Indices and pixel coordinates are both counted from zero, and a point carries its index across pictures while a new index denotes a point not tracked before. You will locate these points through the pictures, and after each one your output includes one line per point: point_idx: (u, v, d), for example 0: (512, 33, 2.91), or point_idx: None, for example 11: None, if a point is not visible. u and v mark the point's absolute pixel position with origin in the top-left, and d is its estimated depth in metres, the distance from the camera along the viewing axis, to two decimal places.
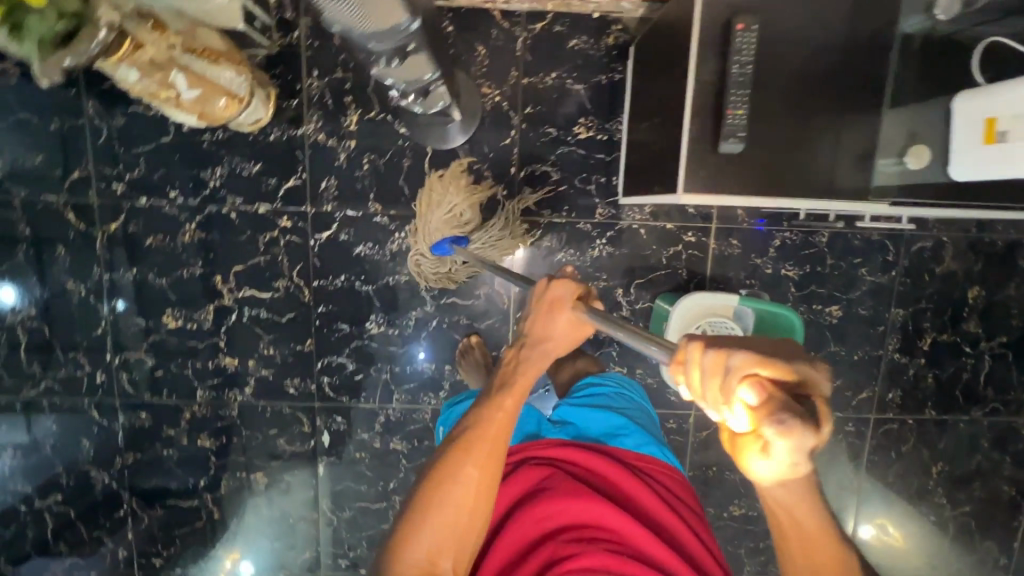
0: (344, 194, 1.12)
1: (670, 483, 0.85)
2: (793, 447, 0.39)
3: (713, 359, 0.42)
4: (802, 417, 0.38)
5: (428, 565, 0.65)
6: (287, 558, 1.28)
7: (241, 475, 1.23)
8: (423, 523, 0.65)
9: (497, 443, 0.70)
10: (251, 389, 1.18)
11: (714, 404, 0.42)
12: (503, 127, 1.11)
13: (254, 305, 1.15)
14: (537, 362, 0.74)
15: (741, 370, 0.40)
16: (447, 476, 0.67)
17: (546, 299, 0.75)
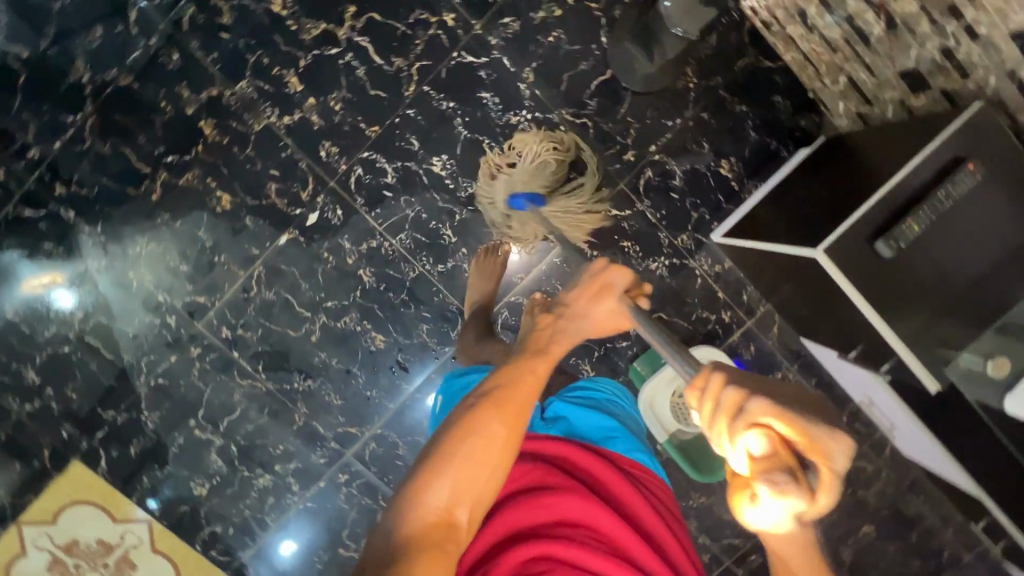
0: (511, 44, 1.08)
1: (657, 491, 0.88)
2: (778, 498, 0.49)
3: (733, 399, 0.54)
4: (796, 484, 0.49)
5: (443, 513, 0.63)
6: (178, 289, 1.15)
7: (207, 182, 1.10)
8: (448, 469, 0.65)
9: (527, 403, 0.71)
10: (288, 121, 1.09)
11: (718, 437, 0.54)
12: (673, 111, 1.12)
13: (358, 58, 1.07)
14: (569, 337, 0.79)
15: (752, 417, 0.52)
16: (480, 428, 0.68)
17: (595, 279, 0.80)
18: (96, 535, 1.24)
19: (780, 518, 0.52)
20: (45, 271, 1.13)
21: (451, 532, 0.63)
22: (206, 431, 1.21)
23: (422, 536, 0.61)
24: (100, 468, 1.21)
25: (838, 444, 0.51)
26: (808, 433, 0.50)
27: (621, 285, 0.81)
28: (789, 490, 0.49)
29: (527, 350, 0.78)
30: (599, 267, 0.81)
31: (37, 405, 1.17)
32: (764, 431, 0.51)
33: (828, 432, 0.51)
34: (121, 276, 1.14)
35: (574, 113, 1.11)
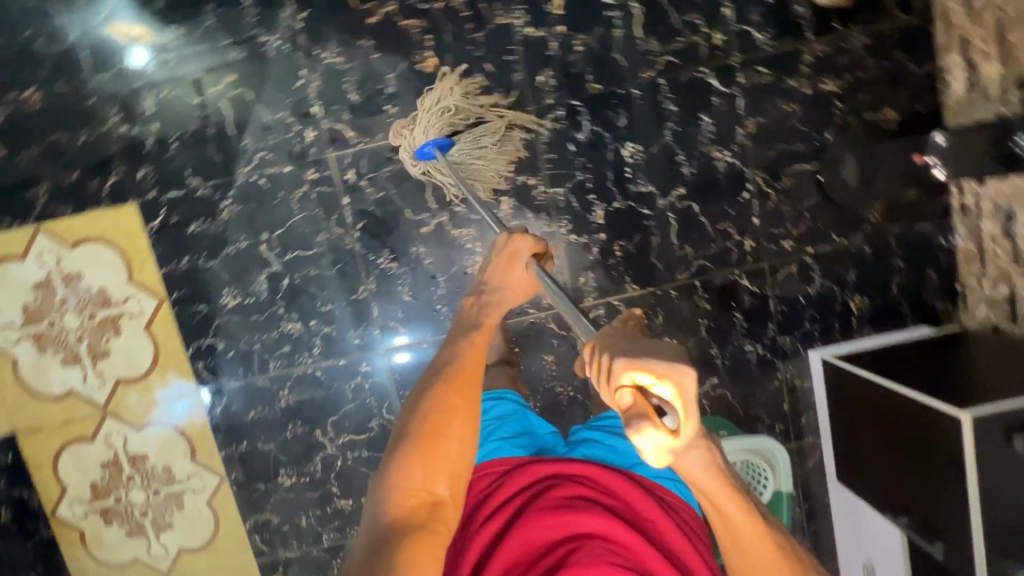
0: (753, 91, 1.11)
1: (684, 514, 0.83)
2: (655, 435, 0.49)
3: (605, 362, 0.54)
4: (652, 422, 0.49)
5: (426, 492, 0.69)
6: (333, 111, 1.10)
7: (424, 38, 1.08)
8: (416, 453, 0.70)
9: (474, 377, 0.77)
10: (529, 32, 1.08)
11: (607, 398, 0.54)
12: (845, 230, 1.16)
13: (623, 20, 1.08)
14: (498, 309, 0.89)
15: (619, 371, 0.52)
16: (433, 413, 0.73)
17: (505, 251, 0.90)
18: (103, 283, 1.15)
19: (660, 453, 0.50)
20: (137, 23, 1.08)
21: (434, 510, 0.69)
22: (270, 252, 1.14)
23: (409, 515, 0.67)
24: (151, 226, 1.13)
25: (686, 376, 0.50)
26: (659, 370, 0.50)
27: (528, 250, 0.90)
28: (648, 430, 0.49)
29: (461, 328, 0.86)
30: (504, 240, 0.90)
31: (134, 133, 1.11)
32: (626, 380, 0.52)
33: (664, 365, 0.49)
34: (291, 68, 1.09)
35: (765, 181, 1.14)
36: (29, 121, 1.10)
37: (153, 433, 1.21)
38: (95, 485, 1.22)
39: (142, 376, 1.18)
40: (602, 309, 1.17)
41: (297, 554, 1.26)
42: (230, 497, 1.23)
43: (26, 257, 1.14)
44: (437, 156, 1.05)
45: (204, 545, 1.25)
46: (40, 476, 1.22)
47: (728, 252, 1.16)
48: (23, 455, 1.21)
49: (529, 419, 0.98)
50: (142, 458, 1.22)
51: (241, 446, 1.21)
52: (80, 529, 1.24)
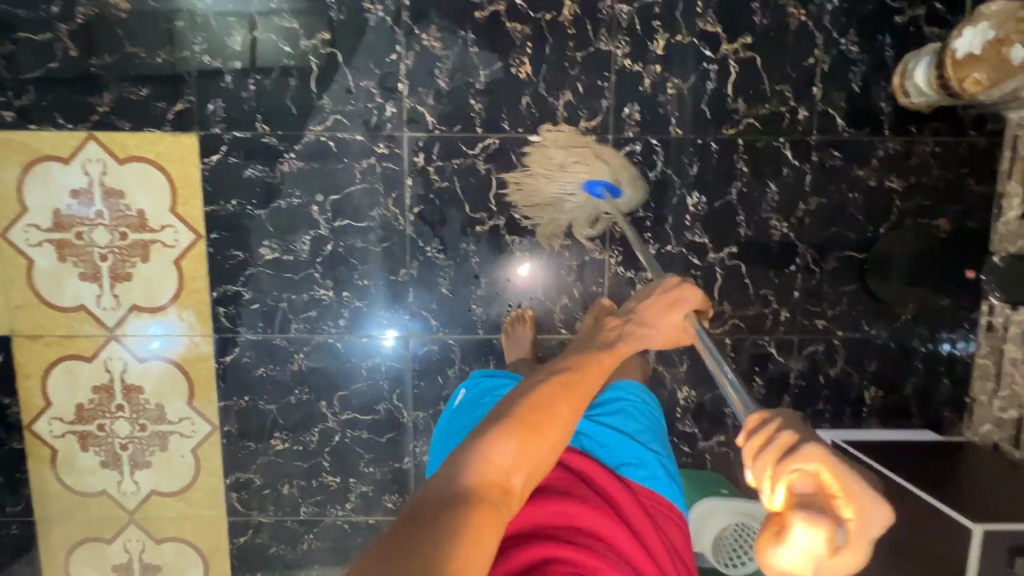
0: (822, 171, 1.14)
1: (672, 527, 0.81)
2: (808, 545, 0.38)
3: (785, 438, 0.42)
4: (827, 521, 0.38)
5: (504, 474, 0.59)
6: (418, 93, 1.10)
7: (525, 45, 1.09)
8: (513, 434, 0.60)
9: (593, 395, 0.66)
10: (627, 65, 1.10)
11: (755, 476, 0.42)
12: (876, 322, 1.19)
13: (718, 75, 1.11)
14: (636, 345, 0.71)
15: (800, 455, 0.40)
16: (544, 404, 0.63)
17: (669, 294, 0.74)
18: (143, 206, 1.12)
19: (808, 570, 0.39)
20: None
21: (505, 495, 0.59)
22: (320, 214, 1.13)
23: (481, 490, 0.56)
24: (207, 160, 1.11)
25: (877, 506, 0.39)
26: (848, 479, 0.39)
27: (689, 304, 0.75)
28: (817, 527, 0.38)
29: (586, 346, 0.72)
30: (671, 283, 0.75)
31: (214, 65, 1.09)
32: (804, 472, 0.40)
33: (857, 483, 0.39)
34: (387, 41, 1.08)
35: (813, 259, 1.17)
36: (111, 28, 1.07)
37: (154, 367, 1.17)
38: (81, 406, 1.18)
39: (158, 308, 1.15)
40: None
41: (271, 520, 1.23)
42: (216, 449, 1.20)
43: (71, 161, 1.10)
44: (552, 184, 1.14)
45: (177, 491, 1.21)
46: (24, 386, 1.17)
47: (763, 318, 1.18)
48: (13, 360, 1.16)
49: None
50: (136, 390, 1.18)
51: (242, 401, 1.18)
52: (52, 449, 1.19)
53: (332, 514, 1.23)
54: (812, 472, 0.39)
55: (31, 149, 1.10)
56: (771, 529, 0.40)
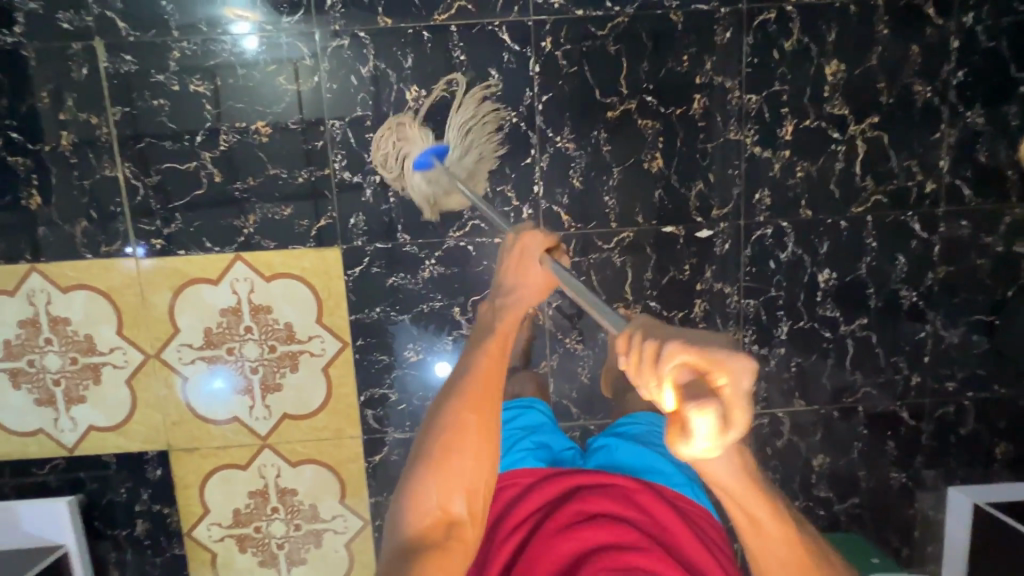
0: (949, 240, 1.16)
1: (710, 529, 0.81)
2: (707, 429, 0.43)
3: (650, 347, 0.45)
4: (714, 408, 0.43)
5: (443, 510, 0.69)
6: (554, 193, 1.12)
7: (657, 139, 1.11)
8: (432, 472, 0.70)
9: (493, 391, 0.76)
10: (757, 152, 1.12)
11: (647, 389, 0.46)
12: (1006, 382, 1.21)
13: (846, 155, 1.12)
14: (517, 310, 0.85)
15: (670, 357, 0.44)
16: (449, 425, 0.73)
17: (515, 251, 0.85)
18: (290, 319, 1.15)
19: (710, 447, 0.44)
20: (353, 75, 1.08)
21: (451, 526, 0.68)
22: (463, 315, 1.16)
23: (427, 536, 0.67)
24: (351, 272, 1.14)
25: (744, 364, 0.43)
26: (711, 359, 0.43)
27: (539, 248, 0.85)
28: (706, 412, 0.42)
29: (480, 330, 0.86)
30: (518, 239, 0.85)
31: (355, 181, 1.11)
32: (677, 368, 0.44)
33: (717, 365, 0.43)
34: (522, 145, 1.11)
35: (943, 324, 1.19)
36: (251, 152, 1.10)
37: (308, 470, 1.21)
38: (238, 512, 1.22)
39: (308, 414, 1.18)
40: (766, 419, 1.22)
41: None
42: (369, 542, 1.24)
43: (220, 282, 1.14)
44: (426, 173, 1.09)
45: None
46: (184, 496, 1.21)
47: (895, 383, 1.21)
48: (172, 473, 1.20)
49: (551, 433, 1.00)
50: (291, 493, 1.22)
51: (392, 495, 1.22)
52: (213, 552, 1.23)
53: None
54: (687, 373, 0.44)
55: (182, 274, 1.13)
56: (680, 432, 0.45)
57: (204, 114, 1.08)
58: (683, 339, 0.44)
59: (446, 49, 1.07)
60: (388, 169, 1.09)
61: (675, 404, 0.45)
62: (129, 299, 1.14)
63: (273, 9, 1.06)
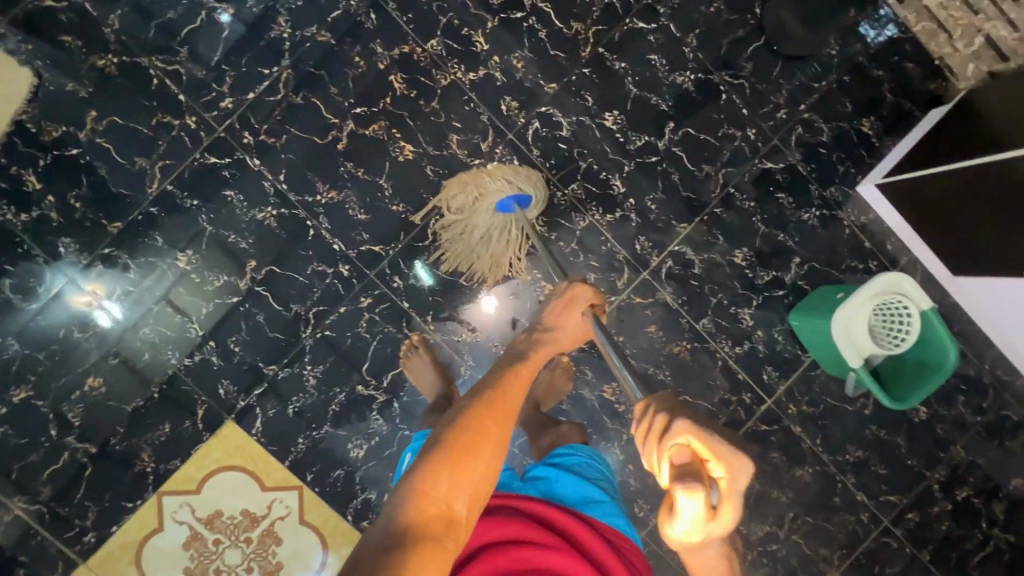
0: (676, 13, 1.19)
1: (633, 557, 0.82)
2: (689, 511, 0.47)
3: (658, 422, 0.53)
4: (702, 489, 0.47)
5: (445, 504, 0.58)
6: (354, 238, 1.15)
7: (392, 131, 1.14)
8: (443, 462, 0.60)
9: (519, 400, 0.69)
10: (473, 76, 1.16)
11: (650, 457, 0.53)
12: (821, 74, 1.22)
13: (540, 22, 1.16)
14: (549, 345, 0.83)
15: (674, 433, 0.51)
16: (471, 417, 0.64)
17: (565, 297, 0.87)
18: (241, 506, 1.16)
19: (690, 529, 0.48)
20: (128, 284, 1.12)
21: (450, 527, 0.57)
22: (369, 387, 1.17)
23: (423, 527, 0.56)
24: (254, 430, 1.15)
25: (735, 458, 0.48)
26: (709, 445, 0.49)
27: (584, 302, 0.87)
28: (690, 493, 0.47)
29: (508, 357, 0.80)
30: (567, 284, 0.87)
31: (198, 359, 1.14)
32: (678, 442, 0.51)
33: (712, 445, 0.49)
34: (298, 225, 1.14)
35: (731, 76, 1.21)
36: (102, 407, 1.12)
37: None
38: None
39: (318, 568, 1.17)
40: (669, 260, 1.22)
41: None
42: None
43: (165, 525, 1.14)
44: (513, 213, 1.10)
45: None
46: None
47: (740, 149, 1.22)
48: None
49: None
50: None
51: None
52: None
53: None
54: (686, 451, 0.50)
55: (130, 545, 1.13)
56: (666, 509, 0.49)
57: (42, 410, 1.11)
58: (688, 413, 0.52)
59: (179, 205, 1.12)
60: (458, 210, 1.12)
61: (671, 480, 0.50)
62: None
63: (27, 291, 1.10)
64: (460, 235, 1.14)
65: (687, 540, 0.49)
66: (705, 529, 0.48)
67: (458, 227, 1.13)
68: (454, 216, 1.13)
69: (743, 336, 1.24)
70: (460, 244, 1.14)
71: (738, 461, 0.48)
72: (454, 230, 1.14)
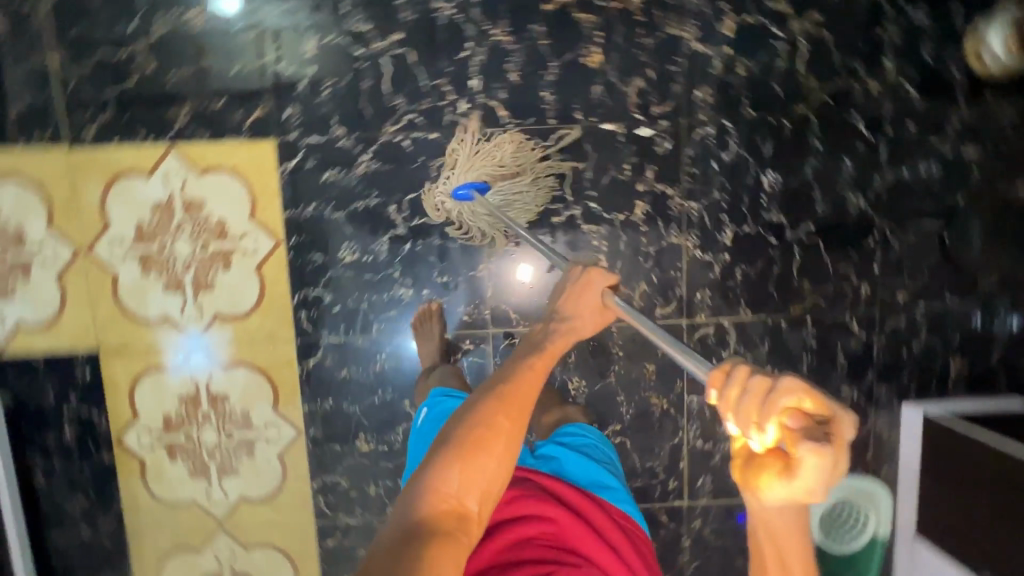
0: (895, 143, 1.14)
1: (639, 537, 0.79)
2: (817, 471, 0.44)
3: (759, 381, 0.47)
4: (831, 448, 0.44)
5: (456, 501, 0.63)
6: (491, 89, 1.11)
7: (596, 32, 1.10)
8: (455, 463, 0.64)
9: (530, 401, 0.69)
10: (697, 47, 1.11)
11: (747, 422, 0.47)
12: (958, 293, 1.18)
13: (788, 54, 1.12)
14: (564, 337, 0.75)
15: (786, 390, 0.46)
16: (483, 422, 0.66)
17: (581, 281, 0.79)
18: (222, 214, 1.14)
19: (810, 490, 0.45)
20: None
21: (462, 520, 0.63)
22: (398, 214, 1.14)
23: (436, 524, 0.61)
24: (285, 167, 1.13)
25: (849, 417, 0.46)
26: (825, 405, 0.46)
27: (601, 284, 0.79)
28: (821, 455, 0.43)
29: (528, 342, 0.76)
30: (579, 270, 0.80)
31: (291, 73, 1.11)
32: (789, 405, 0.46)
33: (831, 408, 0.45)
34: (459, 37, 1.10)
35: (891, 232, 1.17)
36: (187, 42, 1.10)
37: (239, 375, 1.19)
38: (169, 417, 1.20)
39: (240, 314, 1.17)
40: (711, 328, 1.18)
41: (358, 522, 1.23)
42: (303, 453, 1.21)
43: (152, 175, 1.14)
44: (473, 198, 1.12)
45: (266, 498, 1.22)
46: (112, 400, 1.19)
47: (843, 294, 1.18)
48: (102, 375, 1.19)
49: None
50: (223, 399, 1.20)
51: (326, 402, 1.20)
52: (141, 460, 1.21)
53: None
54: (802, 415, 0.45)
55: (117, 166, 1.13)
56: (777, 467, 0.46)
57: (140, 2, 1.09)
58: (796, 373, 0.47)
59: None
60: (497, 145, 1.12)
61: (780, 439, 0.46)
62: (61, 190, 1.13)
63: None
64: (472, 146, 1.12)
65: (798, 497, 0.46)
66: (817, 494, 0.46)
67: (478, 146, 1.12)
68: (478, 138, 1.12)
69: (711, 436, 1.21)
70: (484, 153, 1.13)
71: (849, 418, 0.46)
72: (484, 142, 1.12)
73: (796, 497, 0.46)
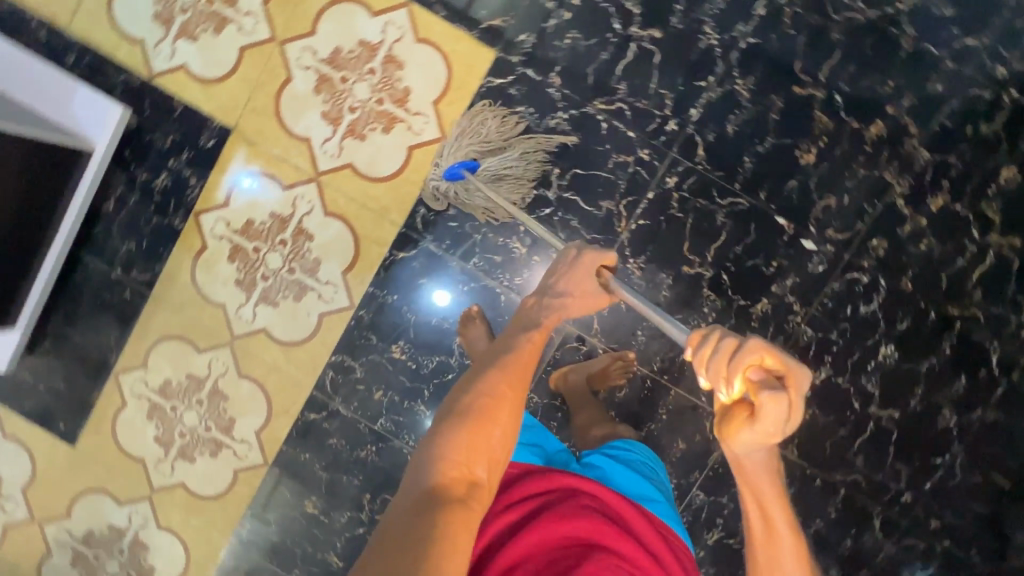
0: (1014, 391, 1.14)
1: (679, 546, 0.85)
2: (774, 409, 0.64)
3: (730, 344, 0.67)
4: (782, 391, 0.64)
5: (466, 469, 0.65)
6: (705, 126, 1.13)
7: (822, 136, 1.12)
8: (462, 430, 0.67)
9: (528, 371, 0.76)
10: (898, 203, 1.12)
11: (725, 376, 0.67)
12: (988, 555, 1.16)
13: (972, 257, 1.12)
14: (557, 313, 0.86)
15: (749, 350, 0.66)
16: (484, 393, 0.71)
17: (575, 258, 0.92)
18: (412, 85, 1.16)
19: (769, 425, 0.65)
20: None
21: (473, 487, 0.65)
22: (557, 179, 1.15)
23: (450, 489, 0.63)
24: (491, 80, 1.15)
25: (799, 369, 0.66)
26: (780, 359, 0.65)
27: (602, 262, 0.92)
28: (778, 396, 0.63)
29: (519, 326, 0.84)
30: (577, 253, 0.92)
31: (548, 6, 1.13)
32: (754, 362, 0.66)
33: (786, 361, 0.65)
34: (706, 67, 1.12)
35: (962, 464, 1.16)
36: None
37: (333, 226, 1.20)
38: (251, 223, 1.21)
39: (370, 177, 1.18)
40: None
41: (347, 414, 1.23)
42: (341, 325, 1.21)
43: (376, 16, 1.16)
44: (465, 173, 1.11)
45: (285, 343, 1.22)
46: (214, 177, 1.20)
47: (886, 489, 1.17)
48: (221, 151, 1.20)
49: (542, 434, 0.97)
50: (306, 237, 1.20)
51: (389, 296, 1.20)
52: (204, 244, 1.22)
53: (402, 439, 1.22)
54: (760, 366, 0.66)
55: None
56: (745, 412, 0.66)
57: None
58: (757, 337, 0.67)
59: None
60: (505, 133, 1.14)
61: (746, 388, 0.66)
62: None
63: None
64: (492, 126, 1.14)
65: (764, 433, 0.65)
66: (776, 429, 0.65)
67: (501, 130, 1.14)
68: (505, 124, 1.14)
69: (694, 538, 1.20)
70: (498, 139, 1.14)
71: (800, 369, 0.66)
72: (502, 128, 1.14)
73: (761, 434, 0.66)
